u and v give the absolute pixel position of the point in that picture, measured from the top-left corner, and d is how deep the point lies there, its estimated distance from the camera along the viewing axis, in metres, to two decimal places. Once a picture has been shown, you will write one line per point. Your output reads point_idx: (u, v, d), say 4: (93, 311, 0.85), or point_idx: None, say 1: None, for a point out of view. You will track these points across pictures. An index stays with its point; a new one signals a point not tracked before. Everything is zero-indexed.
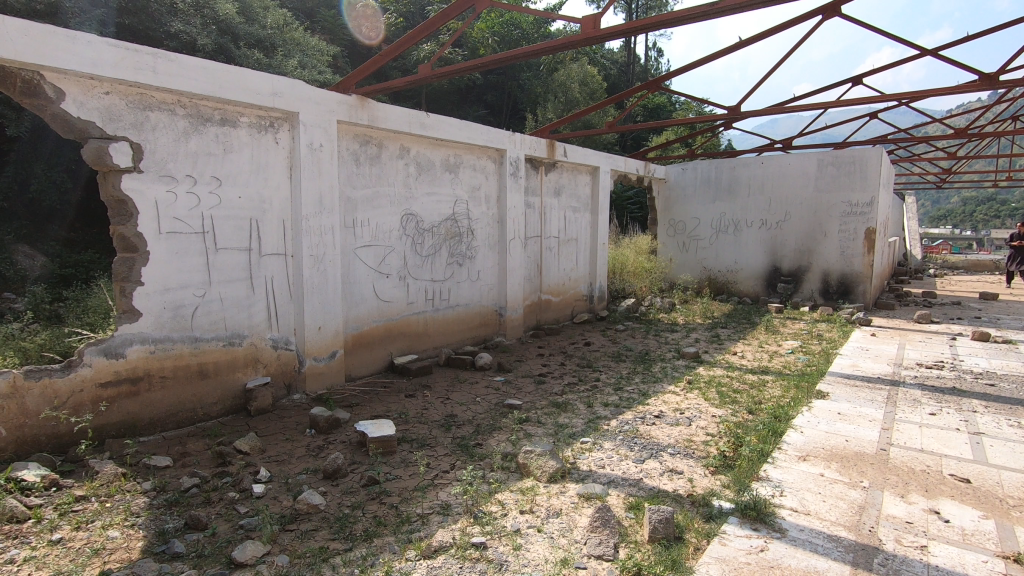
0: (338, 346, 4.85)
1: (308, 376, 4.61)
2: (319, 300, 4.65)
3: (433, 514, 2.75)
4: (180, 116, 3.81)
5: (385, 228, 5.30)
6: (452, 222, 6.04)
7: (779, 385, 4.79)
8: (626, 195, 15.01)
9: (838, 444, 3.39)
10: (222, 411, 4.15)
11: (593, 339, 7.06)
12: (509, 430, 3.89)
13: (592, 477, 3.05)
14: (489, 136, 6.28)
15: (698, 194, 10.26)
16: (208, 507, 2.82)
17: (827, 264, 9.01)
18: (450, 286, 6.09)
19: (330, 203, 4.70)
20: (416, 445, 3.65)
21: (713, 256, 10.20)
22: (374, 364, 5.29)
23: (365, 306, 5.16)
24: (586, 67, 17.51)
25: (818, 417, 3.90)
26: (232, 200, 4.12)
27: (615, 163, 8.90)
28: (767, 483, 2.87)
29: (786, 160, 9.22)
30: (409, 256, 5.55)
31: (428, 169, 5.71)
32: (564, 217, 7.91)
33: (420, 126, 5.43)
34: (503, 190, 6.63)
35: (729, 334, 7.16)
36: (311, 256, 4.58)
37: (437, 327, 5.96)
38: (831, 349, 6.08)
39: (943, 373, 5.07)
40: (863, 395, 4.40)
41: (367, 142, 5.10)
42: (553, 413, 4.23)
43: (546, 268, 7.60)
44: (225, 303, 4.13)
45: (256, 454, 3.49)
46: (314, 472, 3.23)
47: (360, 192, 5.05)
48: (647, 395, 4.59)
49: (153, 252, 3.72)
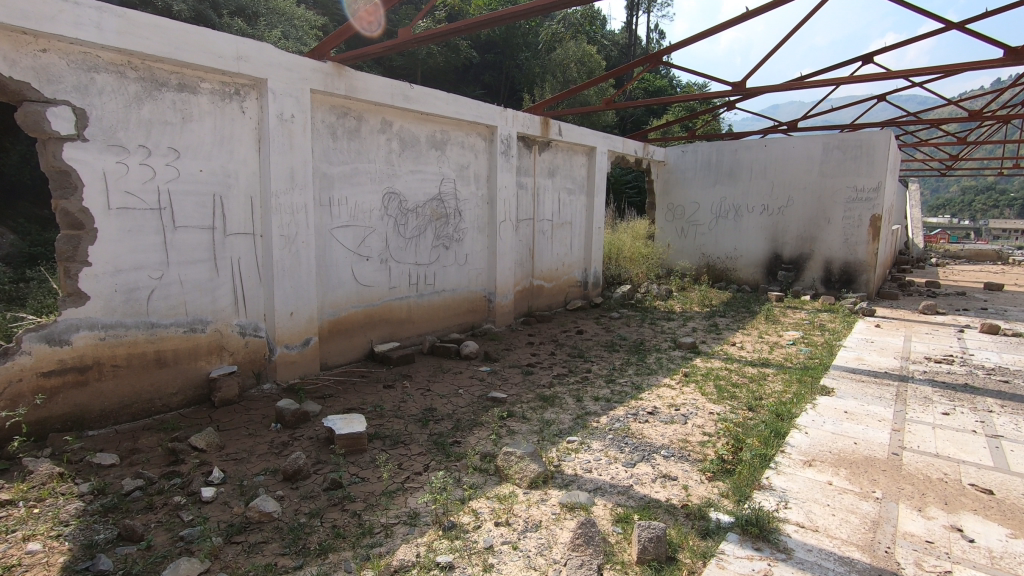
0: (313, 332, 4.55)
1: (279, 364, 4.32)
2: (291, 284, 4.34)
3: (398, 524, 2.48)
4: (131, 79, 3.45)
5: (366, 208, 4.97)
6: (437, 202, 5.70)
7: (781, 380, 4.52)
8: (624, 179, 14.62)
9: (846, 448, 3.11)
10: (183, 403, 3.86)
11: (586, 327, 6.78)
12: (490, 426, 3.61)
13: (578, 482, 2.77)
14: (478, 112, 5.91)
15: (698, 178, 9.90)
16: (149, 514, 2.53)
17: (830, 252, 8.72)
18: (436, 270, 5.78)
19: (303, 180, 4.36)
20: (390, 442, 3.37)
21: (712, 242, 9.89)
22: (352, 352, 5.00)
23: (343, 291, 4.85)
24: (586, 47, 17.04)
25: (823, 417, 3.62)
26: (192, 173, 3.78)
27: (614, 144, 8.53)
28: (770, 493, 2.60)
29: (790, 142, 8.86)
30: (391, 238, 5.23)
31: (412, 145, 5.35)
32: (558, 199, 7.57)
33: (403, 98, 5.06)
34: (494, 169, 6.28)
35: (727, 324, 6.89)
36: (282, 236, 4.25)
37: (422, 313, 5.66)
38: (834, 341, 5.81)
39: (953, 368, 4.79)
40: (870, 391, 4.12)
41: (345, 115, 4.74)
42: (539, 407, 3.95)
43: (538, 253, 7.28)
44: (186, 286, 3.82)
45: (213, 451, 3.20)
46: (274, 473, 2.95)
47: (336, 168, 4.70)
48: (640, 389, 4.31)
49: (101, 230, 3.39)
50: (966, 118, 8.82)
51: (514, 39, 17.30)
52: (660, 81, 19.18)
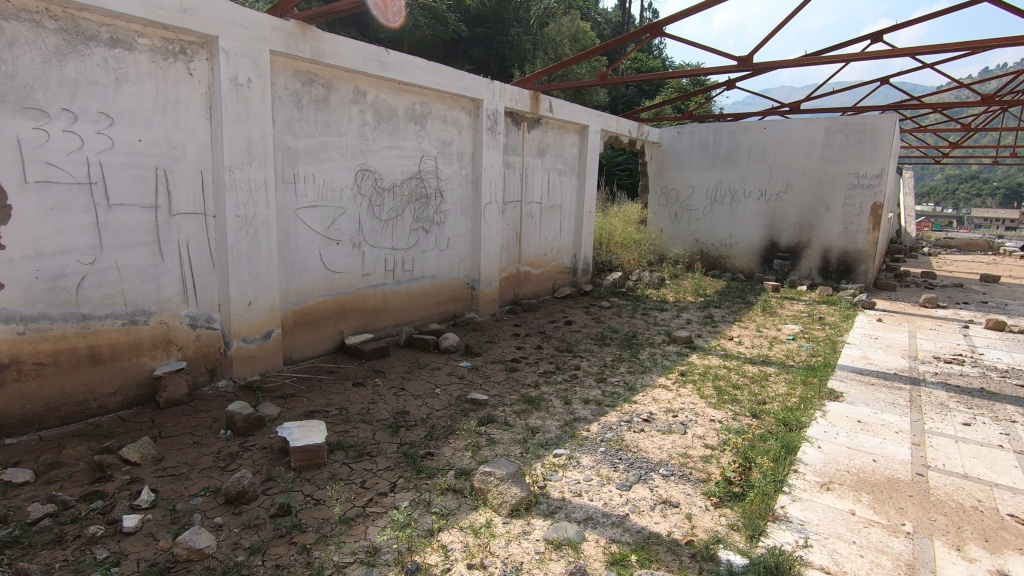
0: (275, 323, 4.12)
1: (235, 359, 3.88)
2: (248, 270, 3.88)
3: (354, 564, 2.10)
4: (49, 30, 2.94)
5: (336, 186, 4.50)
6: (417, 181, 5.24)
7: (784, 381, 4.19)
8: (615, 161, 14.15)
9: (865, 467, 2.78)
10: (123, 404, 3.43)
11: (575, 317, 6.40)
12: (468, 435, 3.23)
13: (565, 510, 2.41)
14: (463, 83, 5.42)
15: (694, 160, 9.50)
16: (55, 550, 2.13)
17: (829, 240, 8.41)
18: (415, 255, 5.34)
19: (262, 153, 3.88)
20: (353, 454, 2.98)
21: (707, 228, 9.53)
22: (320, 345, 4.58)
23: (310, 278, 4.41)
24: (578, 23, 16.69)
25: (836, 427, 3.28)
26: (129, 142, 3.29)
27: (607, 124, 8.08)
28: (787, 527, 2.25)
29: (791, 125, 8.46)
30: (364, 220, 4.78)
31: (388, 118, 4.87)
32: (548, 180, 7.13)
33: (378, 65, 4.56)
34: (479, 146, 5.81)
35: (723, 315, 6.55)
36: (237, 217, 3.78)
37: (399, 302, 5.24)
38: (836, 337, 5.49)
39: (966, 369, 4.49)
40: (882, 397, 3.80)
41: (311, 81, 4.24)
42: (523, 412, 3.57)
43: (525, 237, 6.86)
44: (124, 272, 3.35)
45: (148, 465, 2.79)
46: (214, 494, 2.55)
47: (301, 141, 4.22)
48: (634, 391, 3.96)
49: (16, 206, 2.91)
50: (977, 102, 8.42)
51: (504, 14, 16.25)
52: (654, 60, 18.61)
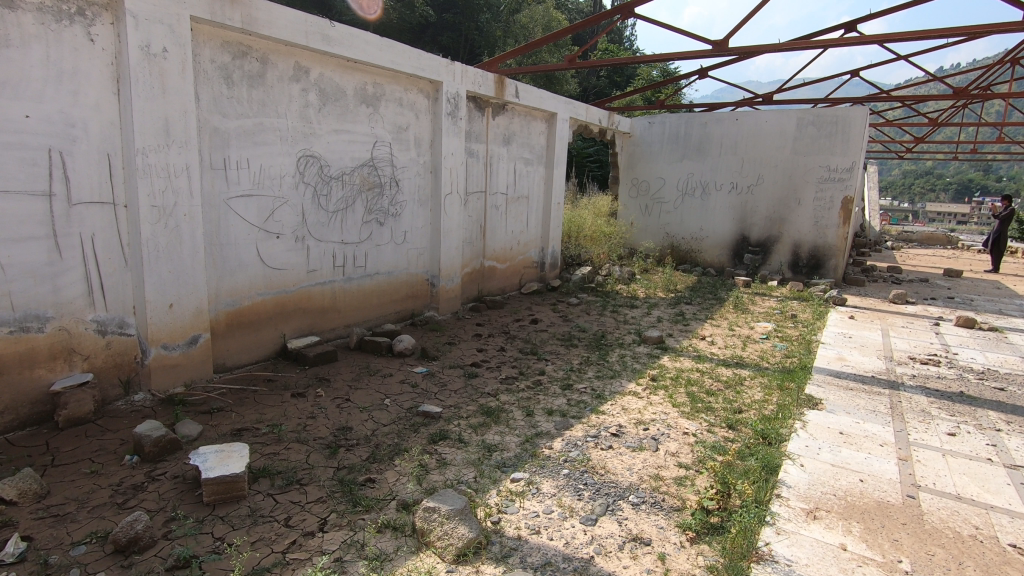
0: (204, 327, 3.66)
1: (154, 369, 3.42)
2: (169, 268, 3.41)
3: None
4: None
5: (274, 173, 4.04)
6: (369, 169, 4.80)
7: (760, 386, 3.93)
8: (585, 151, 13.86)
9: (852, 489, 2.53)
10: (12, 425, 2.95)
11: (541, 314, 6.08)
12: (415, 456, 2.86)
13: (520, 553, 2.07)
14: (420, 63, 4.99)
15: (665, 151, 9.26)
16: None
17: (799, 235, 8.29)
18: (367, 250, 4.92)
19: (184, 134, 3.40)
20: (281, 483, 2.58)
21: (677, 221, 9.33)
22: (258, 349, 4.13)
23: (245, 276, 3.96)
24: (551, 11, 16.48)
25: (818, 441, 3.03)
26: (14, 118, 2.79)
27: (576, 111, 7.74)
28: (774, 570, 1.97)
29: (763, 116, 8.27)
30: (308, 211, 4.34)
31: (336, 99, 4.42)
32: (514, 170, 6.75)
33: (321, 39, 4.11)
34: (438, 132, 5.40)
35: (694, 312, 6.32)
36: (153, 207, 3.29)
37: (349, 301, 4.81)
38: (810, 336, 5.29)
39: (943, 371, 4.33)
40: (862, 404, 3.58)
41: (243, 55, 3.76)
42: (480, 426, 3.23)
43: (489, 230, 6.49)
44: (11, 272, 2.86)
45: (29, 504, 2.35)
46: (102, 541, 2.14)
47: (232, 122, 3.75)
48: (602, 399, 3.65)
49: None
50: (949, 95, 8.34)
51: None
52: (625, 50, 18.31)
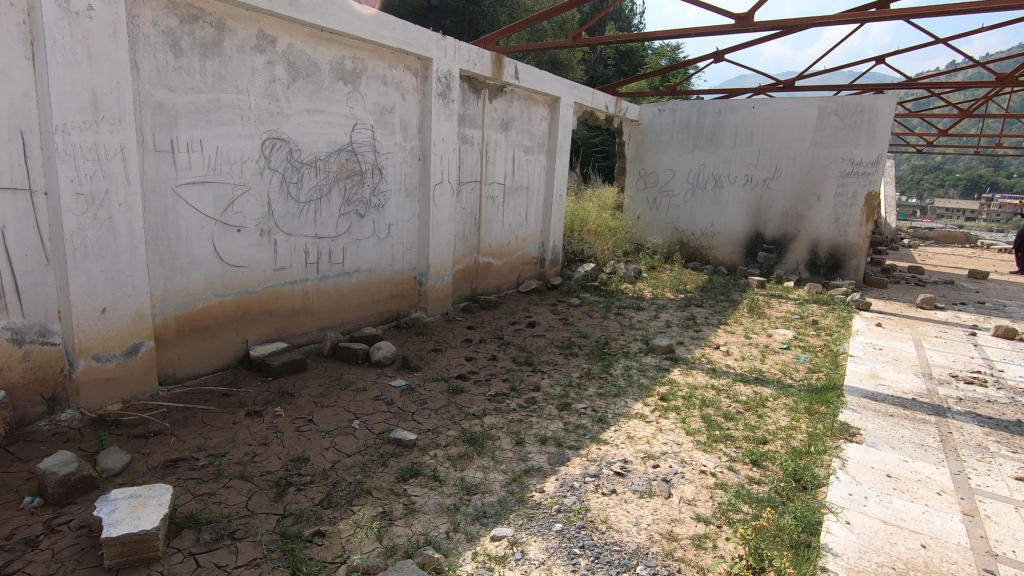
0: (147, 333, 3.17)
1: (83, 385, 2.93)
2: (101, 267, 2.91)
3: None
4: None
5: (233, 157, 3.54)
6: (348, 155, 4.29)
7: (784, 409, 3.43)
8: (591, 142, 13.23)
9: (915, 559, 2.03)
10: None
11: (539, 317, 5.58)
12: (379, 501, 2.37)
13: None
14: (407, 36, 4.44)
15: (675, 141, 8.70)
16: None
17: (818, 232, 7.74)
18: (346, 245, 4.42)
19: (117, 109, 2.89)
20: (208, 538, 2.09)
21: (687, 215, 8.79)
22: (215, 358, 3.65)
23: (198, 274, 3.46)
24: None
25: (862, 486, 2.53)
26: None
27: (581, 96, 7.17)
28: None
29: (782, 104, 7.69)
30: (275, 201, 3.84)
31: (308, 74, 3.89)
32: (512, 158, 6.22)
33: (290, 4, 3.57)
34: (427, 115, 4.86)
35: (706, 316, 5.81)
36: (79, 195, 2.79)
37: (325, 302, 4.33)
38: (835, 347, 4.77)
39: (992, 393, 3.81)
40: (907, 435, 3.08)
41: (195, 20, 3.24)
42: (460, 459, 2.73)
43: (485, 223, 5.96)
44: None
45: None
46: None
47: (180, 97, 3.23)
48: (604, 426, 3.15)
49: None
50: (985, 82, 7.74)
51: None
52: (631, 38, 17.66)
